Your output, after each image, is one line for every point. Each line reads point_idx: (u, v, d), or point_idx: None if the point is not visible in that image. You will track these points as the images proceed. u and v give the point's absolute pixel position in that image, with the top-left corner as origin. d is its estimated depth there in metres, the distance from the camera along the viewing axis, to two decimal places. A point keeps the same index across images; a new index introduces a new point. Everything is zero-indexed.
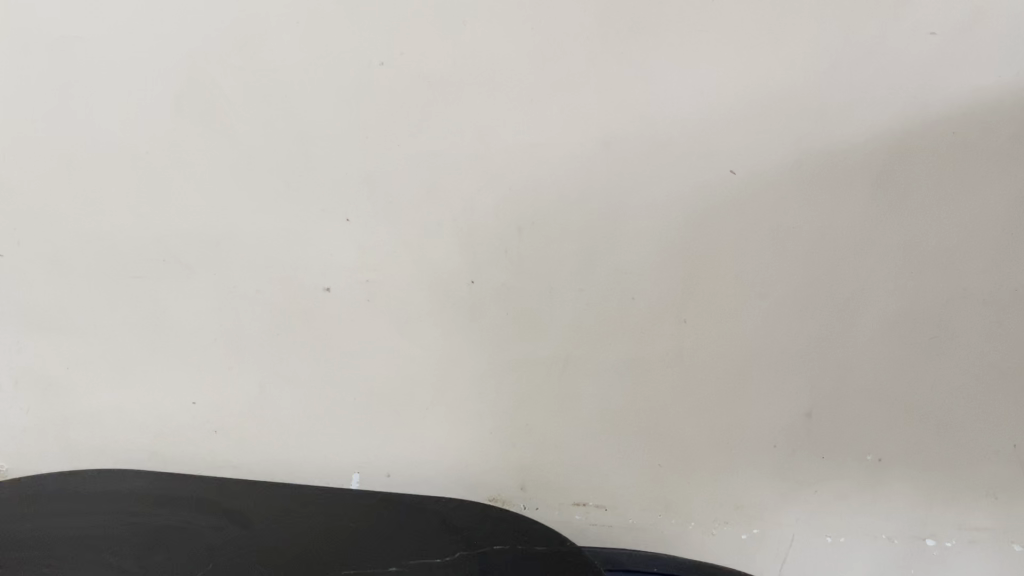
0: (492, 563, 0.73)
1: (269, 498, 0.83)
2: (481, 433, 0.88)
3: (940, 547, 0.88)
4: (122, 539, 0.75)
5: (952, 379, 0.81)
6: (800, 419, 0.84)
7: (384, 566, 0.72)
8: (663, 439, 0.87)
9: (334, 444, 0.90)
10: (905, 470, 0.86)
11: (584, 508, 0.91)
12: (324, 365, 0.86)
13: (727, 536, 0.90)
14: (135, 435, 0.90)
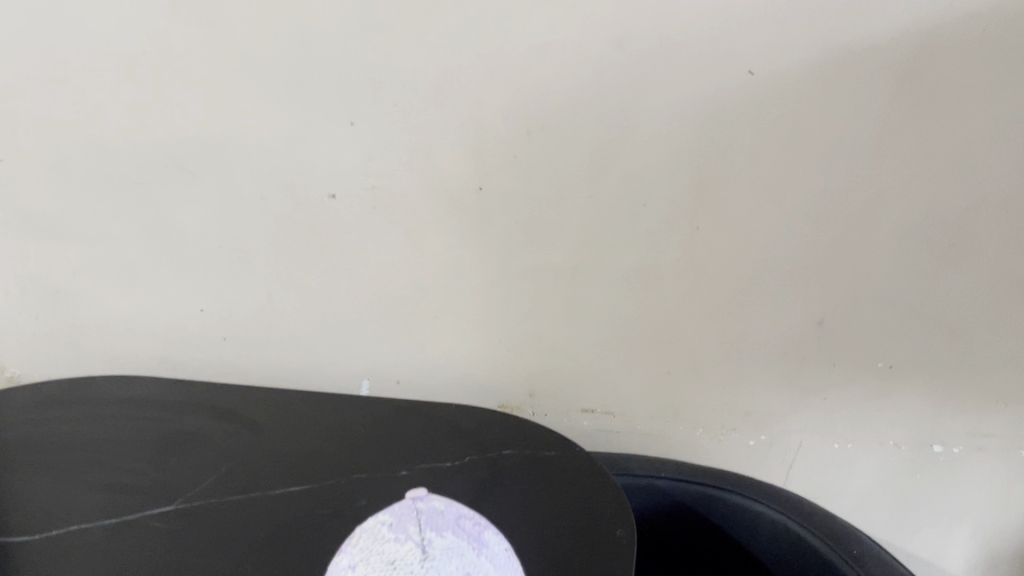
0: (502, 466, 0.74)
1: (281, 403, 0.84)
2: (490, 341, 0.88)
3: (947, 454, 0.88)
4: (135, 444, 0.76)
5: (968, 287, 0.80)
6: (812, 327, 0.84)
7: (395, 470, 0.73)
8: (673, 347, 0.87)
9: (346, 351, 0.91)
10: (916, 378, 0.85)
11: (592, 415, 0.92)
12: (333, 274, 0.85)
13: (734, 442, 0.91)
14: (148, 338, 0.91)
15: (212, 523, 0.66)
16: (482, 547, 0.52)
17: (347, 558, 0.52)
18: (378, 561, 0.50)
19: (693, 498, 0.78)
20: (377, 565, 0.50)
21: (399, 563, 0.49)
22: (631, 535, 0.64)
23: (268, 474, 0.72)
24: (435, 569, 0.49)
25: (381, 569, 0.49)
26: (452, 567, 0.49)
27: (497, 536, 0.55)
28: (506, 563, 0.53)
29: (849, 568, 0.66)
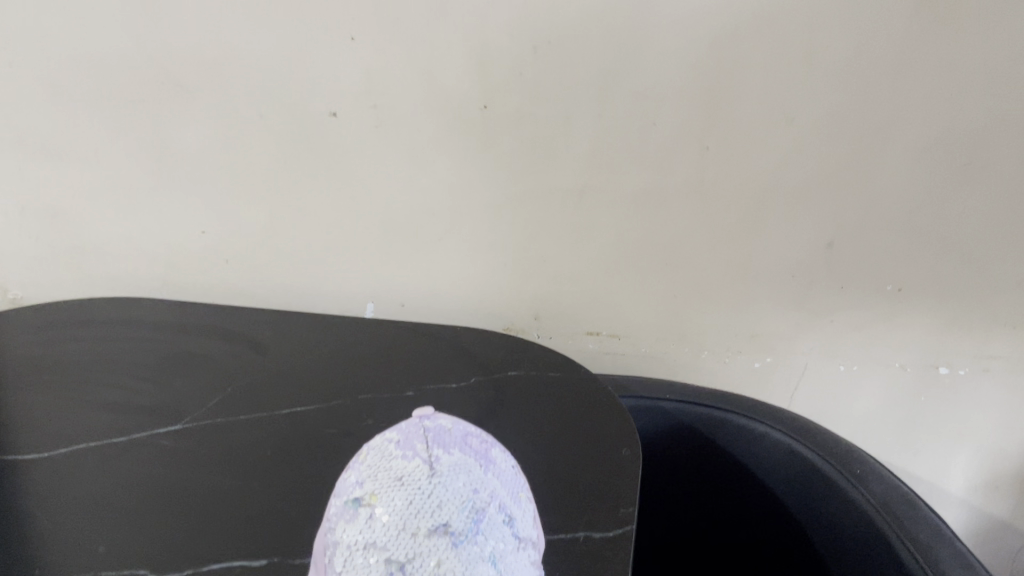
0: (508, 387, 0.74)
1: (286, 325, 0.84)
2: (495, 263, 0.88)
3: (953, 375, 0.88)
4: (141, 365, 0.76)
5: (983, 207, 0.78)
6: (821, 249, 0.83)
7: (401, 391, 0.73)
8: (680, 269, 0.86)
9: (350, 274, 0.91)
10: (925, 301, 0.85)
11: (597, 338, 0.92)
12: (335, 195, 0.84)
13: (739, 363, 0.91)
14: (150, 259, 0.91)
15: (219, 442, 0.66)
16: (489, 465, 0.53)
17: (354, 476, 0.51)
18: (386, 478, 0.50)
19: (698, 421, 0.78)
20: (385, 481, 0.49)
21: (407, 480, 0.49)
22: (637, 455, 0.65)
23: (275, 395, 0.72)
24: (444, 484, 0.49)
25: (389, 484, 0.49)
26: (460, 483, 0.49)
27: (503, 456, 0.55)
28: (512, 483, 0.53)
29: (853, 489, 0.67)
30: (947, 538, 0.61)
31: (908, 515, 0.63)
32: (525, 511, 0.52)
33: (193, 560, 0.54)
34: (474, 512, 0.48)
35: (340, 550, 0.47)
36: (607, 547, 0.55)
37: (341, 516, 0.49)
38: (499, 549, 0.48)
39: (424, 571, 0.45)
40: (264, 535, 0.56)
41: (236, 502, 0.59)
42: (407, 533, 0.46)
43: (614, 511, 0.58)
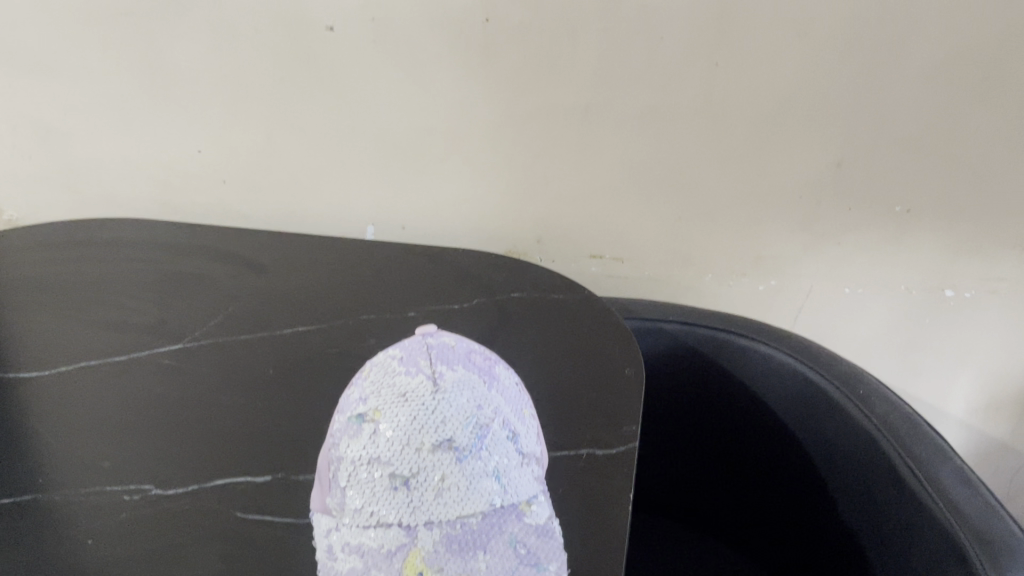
0: (510, 309, 0.73)
1: (285, 246, 0.83)
2: (497, 185, 0.86)
3: (958, 298, 0.88)
4: (140, 285, 0.76)
5: (996, 124, 0.76)
6: (830, 169, 0.81)
7: (403, 312, 0.72)
8: (685, 191, 0.84)
9: (349, 196, 0.89)
10: (933, 223, 0.83)
11: (600, 261, 0.91)
12: (333, 114, 0.82)
13: (744, 286, 0.90)
14: (146, 180, 0.89)
15: (220, 362, 0.66)
16: (492, 382, 0.52)
17: (357, 392, 0.51)
18: (390, 394, 0.49)
19: (701, 343, 0.77)
20: (389, 397, 0.49)
21: (410, 396, 0.49)
22: (640, 374, 0.64)
23: (276, 316, 0.72)
24: (448, 400, 0.48)
25: (392, 401, 0.49)
26: (463, 399, 0.49)
27: (507, 373, 0.55)
28: (516, 399, 0.53)
29: (854, 408, 0.67)
30: (947, 456, 0.61)
31: (908, 434, 0.63)
32: (528, 428, 0.52)
33: (197, 475, 0.55)
34: (478, 428, 0.48)
35: (345, 465, 0.48)
36: (609, 463, 0.55)
37: (344, 432, 0.49)
38: (503, 463, 0.48)
39: (429, 486, 0.46)
40: (268, 452, 0.57)
41: (239, 420, 0.60)
42: (411, 449, 0.47)
43: (616, 429, 0.59)
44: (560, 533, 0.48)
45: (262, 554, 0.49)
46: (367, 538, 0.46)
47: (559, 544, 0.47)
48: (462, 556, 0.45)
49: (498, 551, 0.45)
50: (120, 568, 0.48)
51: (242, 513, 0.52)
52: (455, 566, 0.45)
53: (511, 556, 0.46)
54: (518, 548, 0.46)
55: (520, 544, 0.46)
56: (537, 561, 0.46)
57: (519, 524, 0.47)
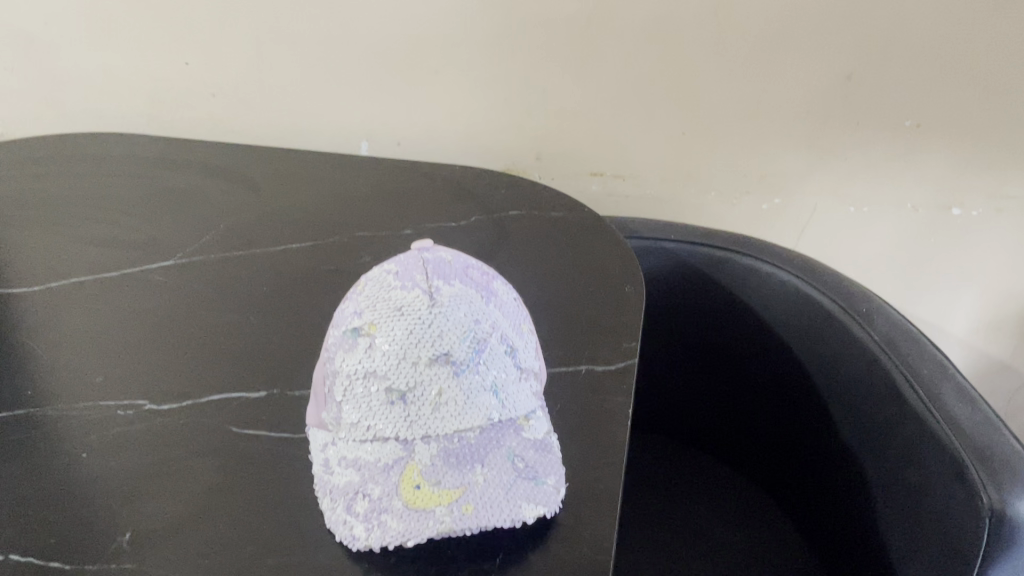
0: (509, 227, 0.72)
1: (277, 163, 0.81)
2: (494, 99, 0.84)
3: (966, 216, 0.85)
4: (129, 201, 0.74)
5: (1015, 33, 0.73)
6: (839, 83, 0.78)
7: (398, 229, 0.71)
8: (689, 105, 0.82)
9: (342, 111, 0.86)
10: (943, 138, 0.81)
11: (601, 179, 0.89)
12: (324, 23, 0.79)
13: (747, 205, 0.88)
14: (132, 94, 0.87)
15: (214, 279, 0.65)
16: (490, 297, 0.50)
17: (351, 305, 0.49)
18: (385, 308, 0.47)
19: (703, 262, 0.76)
20: (384, 311, 0.47)
21: (407, 310, 0.47)
22: (641, 292, 0.63)
23: (269, 233, 0.70)
24: (444, 314, 0.46)
25: (388, 315, 0.47)
26: (461, 314, 0.47)
27: (506, 289, 0.52)
28: (515, 315, 0.51)
29: (858, 328, 0.66)
30: (950, 374, 0.61)
31: (912, 352, 0.62)
32: (527, 342, 0.51)
33: (192, 391, 0.54)
34: (475, 343, 0.46)
35: (340, 380, 0.46)
36: (608, 379, 0.55)
37: (339, 346, 0.47)
38: (501, 378, 0.47)
39: (426, 400, 0.45)
40: (263, 369, 0.56)
41: (233, 337, 0.59)
42: (407, 362, 0.45)
43: (616, 345, 0.58)
44: (558, 448, 0.48)
45: (258, 468, 0.49)
46: (364, 452, 0.46)
47: (556, 458, 0.47)
48: (459, 470, 0.44)
49: (496, 465, 0.45)
50: (116, 481, 0.48)
51: (238, 429, 0.51)
52: (452, 479, 0.44)
53: (509, 470, 0.45)
54: (516, 462, 0.46)
55: (518, 458, 0.46)
56: (535, 475, 0.46)
57: (517, 439, 0.47)
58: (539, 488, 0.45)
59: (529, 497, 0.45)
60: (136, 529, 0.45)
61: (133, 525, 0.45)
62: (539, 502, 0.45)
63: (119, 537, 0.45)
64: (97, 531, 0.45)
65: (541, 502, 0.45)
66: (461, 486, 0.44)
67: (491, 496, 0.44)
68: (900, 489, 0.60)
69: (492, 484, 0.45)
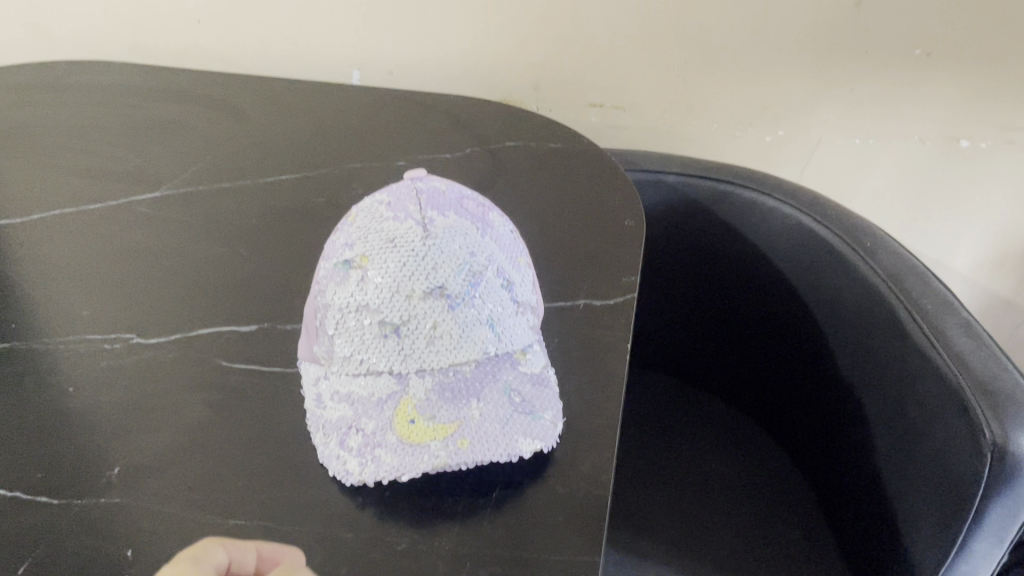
0: (505, 159, 0.70)
1: (266, 92, 0.78)
2: (490, 26, 0.80)
3: (974, 148, 0.83)
4: (113, 131, 0.72)
5: None
6: (847, 9, 0.74)
7: (391, 161, 0.69)
8: (690, 32, 0.78)
9: (332, 39, 0.83)
10: (954, 67, 0.78)
11: (600, 110, 0.87)
12: None
13: (750, 138, 0.86)
14: (114, 21, 0.83)
15: (202, 211, 0.63)
16: (486, 229, 0.48)
17: (342, 236, 0.47)
18: (377, 239, 0.46)
19: (704, 195, 0.74)
20: (376, 243, 0.45)
21: (399, 242, 0.45)
22: (641, 225, 0.61)
23: (258, 164, 0.68)
24: (438, 246, 0.45)
25: (380, 246, 0.45)
26: (455, 246, 0.45)
27: (502, 221, 0.51)
28: (511, 247, 0.49)
29: (862, 262, 0.64)
30: (953, 308, 0.60)
31: (915, 287, 0.61)
32: (524, 276, 0.49)
33: (181, 326, 0.53)
34: (471, 276, 0.45)
35: (331, 313, 0.45)
36: (607, 314, 0.54)
37: (330, 279, 0.46)
38: (497, 311, 0.46)
39: (421, 334, 0.44)
40: (253, 303, 0.55)
41: (222, 271, 0.57)
42: (400, 296, 0.44)
43: (615, 279, 0.56)
44: (555, 382, 0.47)
45: (249, 402, 0.48)
46: (356, 386, 0.44)
47: (553, 392, 0.46)
48: (455, 404, 0.44)
49: (492, 399, 0.44)
50: (104, 415, 0.47)
51: (228, 363, 0.50)
52: (448, 413, 0.43)
53: (505, 404, 0.44)
54: (513, 397, 0.45)
55: (514, 392, 0.45)
56: (532, 410, 0.45)
57: (513, 373, 0.46)
58: (536, 423, 0.44)
59: (526, 432, 0.44)
60: (126, 464, 0.44)
61: (122, 460, 0.44)
62: (536, 437, 0.44)
63: (109, 472, 0.44)
64: (87, 466, 0.44)
65: (538, 437, 0.44)
66: (457, 421, 0.43)
67: (487, 430, 0.43)
68: (901, 423, 0.59)
69: (488, 419, 0.44)
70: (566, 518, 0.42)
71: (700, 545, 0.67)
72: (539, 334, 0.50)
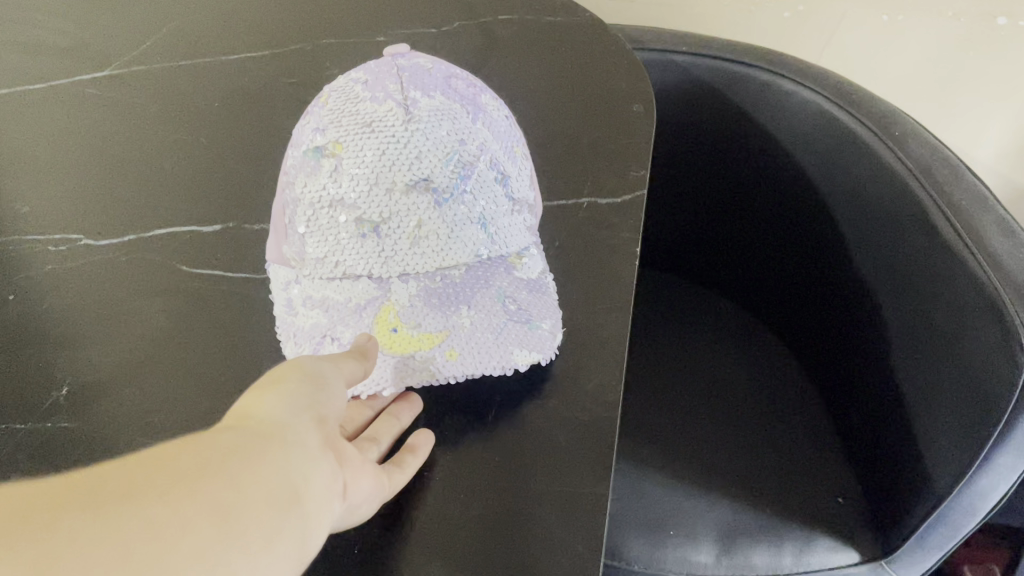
0: (498, 34, 0.62)
1: None
2: None
3: (1012, 28, 0.70)
4: None
5: None
6: None
7: (371, 37, 0.61)
8: None
9: None
10: None
11: None
12: None
13: (767, 12, 0.76)
14: None
15: (157, 93, 0.56)
16: (478, 112, 0.41)
17: (312, 120, 0.41)
18: (352, 123, 0.39)
19: (716, 79, 0.67)
20: (351, 127, 0.39)
21: (378, 126, 0.38)
22: (650, 112, 0.55)
23: (221, 39, 0.60)
24: (423, 132, 0.38)
25: (356, 131, 0.38)
26: (443, 132, 0.39)
27: (496, 104, 0.43)
28: (507, 135, 0.42)
29: (888, 152, 0.58)
30: (989, 207, 0.54)
31: (948, 182, 0.55)
32: (521, 169, 0.42)
33: (135, 224, 0.47)
34: (460, 168, 0.39)
35: (302, 209, 0.39)
36: (614, 214, 0.48)
37: (300, 169, 0.40)
38: (490, 208, 0.40)
39: (403, 234, 0.38)
40: (220, 197, 0.49)
41: (181, 162, 0.51)
42: (380, 188, 0.38)
43: (621, 173, 0.50)
44: (554, 288, 0.42)
45: (212, 311, 0.43)
46: (332, 291, 0.39)
47: (552, 300, 0.41)
48: (442, 312, 0.38)
49: (484, 306, 0.39)
50: (53, 328, 0.42)
51: (190, 267, 0.45)
52: (434, 322, 0.38)
53: (499, 313, 0.39)
54: (507, 304, 0.40)
55: (509, 299, 0.40)
56: (529, 318, 0.40)
57: (508, 278, 0.40)
58: (534, 333, 0.40)
59: (521, 343, 0.39)
60: (75, 382, 0.40)
61: (72, 379, 0.40)
62: (533, 349, 0.39)
63: (56, 393, 0.39)
64: (32, 385, 0.40)
65: (535, 348, 0.40)
66: (444, 330, 0.38)
67: (480, 342, 0.39)
68: (927, 332, 0.55)
69: (479, 329, 0.39)
70: (567, 447, 0.38)
71: (702, 452, 0.64)
72: (536, 236, 0.44)
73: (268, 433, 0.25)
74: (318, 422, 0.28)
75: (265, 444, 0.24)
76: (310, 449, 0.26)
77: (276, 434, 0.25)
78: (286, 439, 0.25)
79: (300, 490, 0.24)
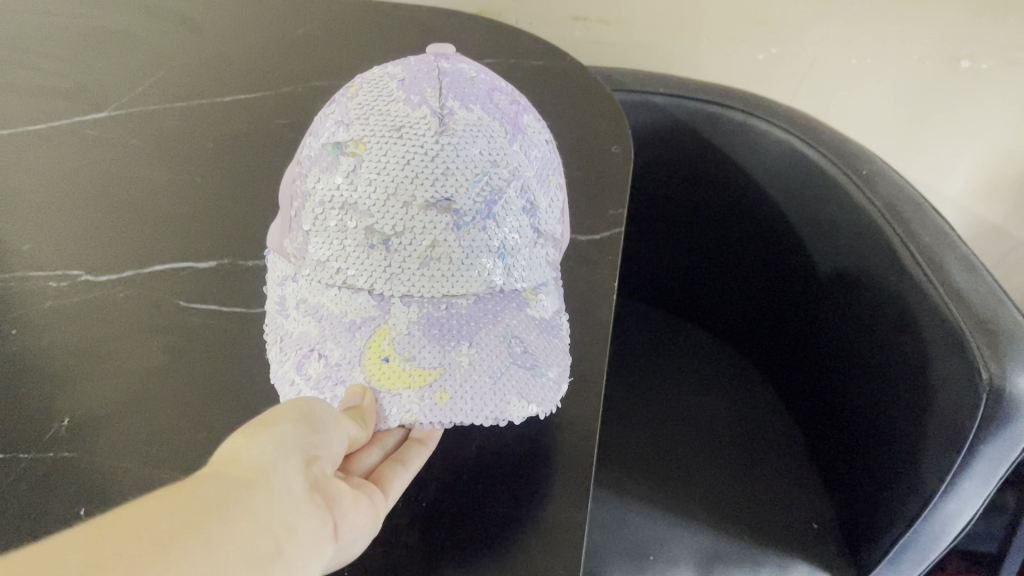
0: None
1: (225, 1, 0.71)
2: None
3: (974, 70, 0.74)
4: (56, 42, 0.66)
5: None
6: None
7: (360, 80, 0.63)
8: None
9: None
10: None
11: (584, 24, 0.79)
12: None
13: (740, 57, 0.78)
14: None
15: (155, 133, 0.58)
16: (517, 135, 0.43)
17: (339, 111, 0.42)
18: (380, 124, 0.40)
19: (693, 118, 0.70)
20: (377, 129, 0.40)
21: (406, 132, 0.40)
22: (628, 152, 0.58)
23: (209, 82, 0.62)
24: (454, 148, 0.40)
25: (383, 134, 0.40)
26: (475, 151, 0.40)
27: (539, 128, 0.45)
28: (544, 163, 0.44)
29: (856, 190, 0.61)
30: (953, 244, 0.56)
31: (914, 218, 0.58)
32: (553, 199, 0.44)
33: (133, 260, 0.49)
34: (488, 191, 0.40)
35: (310, 206, 0.41)
36: (594, 251, 0.50)
37: (317, 162, 0.41)
38: (512, 239, 0.41)
39: (417, 249, 0.39)
40: (210, 239, 0.51)
41: (177, 201, 0.53)
42: (397, 201, 0.39)
43: (601, 211, 0.53)
44: (567, 330, 0.43)
45: (210, 344, 0.45)
46: (329, 299, 0.40)
47: (561, 344, 0.42)
48: (440, 347, 0.39)
49: (488, 346, 0.39)
50: (49, 361, 0.44)
51: (187, 301, 0.47)
52: (429, 357, 0.38)
53: (504, 355, 0.39)
54: (513, 346, 0.40)
55: (515, 341, 0.40)
56: (535, 364, 0.40)
57: (518, 317, 0.41)
58: (537, 380, 0.39)
59: (522, 394, 0.39)
60: (77, 413, 0.41)
61: (73, 410, 0.41)
62: (532, 401, 0.39)
63: (58, 423, 0.41)
64: (34, 415, 0.41)
65: (535, 400, 0.39)
66: (440, 367, 0.38)
67: (475, 385, 0.38)
68: (897, 361, 0.57)
69: (477, 371, 0.38)
70: (549, 477, 0.40)
71: (683, 480, 0.66)
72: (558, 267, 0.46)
73: (256, 481, 0.27)
74: (306, 463, 0.31)
75: (250, 487, 0.27)
76: (295, 497, 0.29)
77: (264, 484, 0.27)
78: (270, 484, 0.28)
79: (281, 536, 0.26)
